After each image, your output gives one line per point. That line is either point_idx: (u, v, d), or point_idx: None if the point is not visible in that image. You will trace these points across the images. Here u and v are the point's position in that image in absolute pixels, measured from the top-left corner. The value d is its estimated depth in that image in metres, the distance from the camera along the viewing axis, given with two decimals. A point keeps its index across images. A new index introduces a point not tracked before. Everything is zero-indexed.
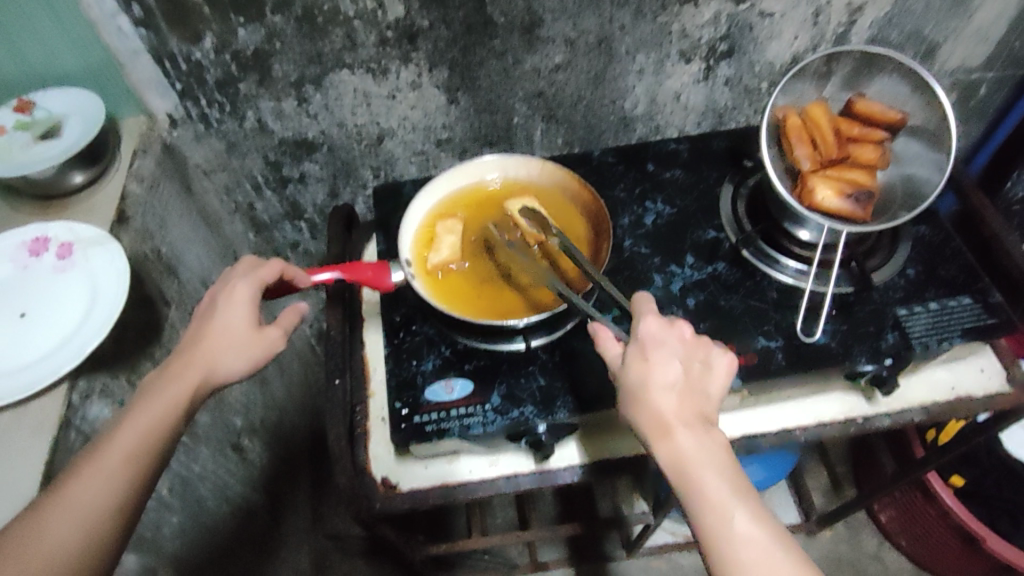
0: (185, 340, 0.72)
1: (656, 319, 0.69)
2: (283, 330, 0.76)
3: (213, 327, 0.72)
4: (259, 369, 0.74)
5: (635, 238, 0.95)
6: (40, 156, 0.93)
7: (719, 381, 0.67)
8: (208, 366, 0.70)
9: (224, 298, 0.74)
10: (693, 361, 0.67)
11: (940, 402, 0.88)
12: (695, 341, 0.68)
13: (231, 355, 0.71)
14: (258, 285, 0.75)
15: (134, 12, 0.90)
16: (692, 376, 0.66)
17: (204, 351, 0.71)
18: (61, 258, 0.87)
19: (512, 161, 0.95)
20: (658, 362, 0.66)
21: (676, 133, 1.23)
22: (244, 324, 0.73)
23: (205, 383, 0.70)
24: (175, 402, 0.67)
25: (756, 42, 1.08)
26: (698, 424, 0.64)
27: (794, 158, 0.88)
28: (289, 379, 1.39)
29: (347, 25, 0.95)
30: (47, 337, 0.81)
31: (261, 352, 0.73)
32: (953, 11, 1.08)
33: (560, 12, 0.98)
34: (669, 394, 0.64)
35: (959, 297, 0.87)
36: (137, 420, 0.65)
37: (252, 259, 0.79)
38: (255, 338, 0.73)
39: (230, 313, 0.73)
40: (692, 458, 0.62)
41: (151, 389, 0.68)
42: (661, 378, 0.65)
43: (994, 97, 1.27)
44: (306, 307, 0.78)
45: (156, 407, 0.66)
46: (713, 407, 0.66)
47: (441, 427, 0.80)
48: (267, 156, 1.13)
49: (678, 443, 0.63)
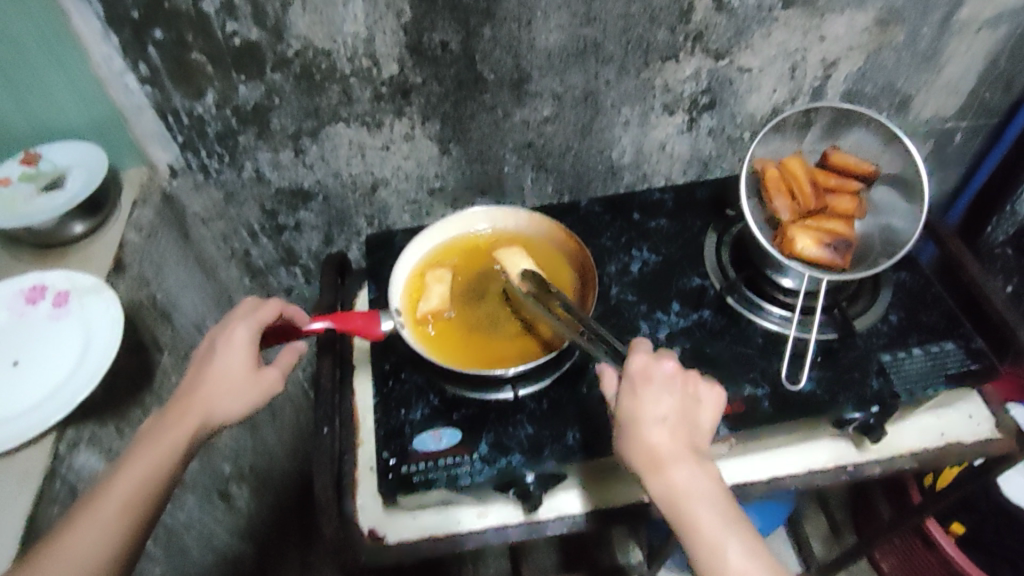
0: (186, 383, 0.75)
1: (646, 355, 0.71)
2: (280, 372, 0.78)
3: (214, 370, 0.75)
4: (257, 409, 0.76)
5: (622, 286, 0.98)
6: (43, 208, 0.96)
7: (709, 413, 0.70)
8: (206, 410, 0.73)
9: (223, 341, 0.76)
10: (683, 395, 0.69)
11: (929, 448, 0.89)
12: (684, 374, 0.70)
13: (230, 397, 0.74)
14: (256, 328, 0.78)
15: (140, 71, 0.94)
16: (683, 409, 0.68)
17: (204, 394, 0.73)
18: (57, 306, 0.89)
19: (501, 213, 0.99)
20: (650, 398, 0.68)
21: (663, 182, 1.26)
22: (243, 366, 0.75)
23: (205, 426, 0.72)
24: (175, 446, 0.70)
25: (737, 95, 1.12)
26: (690, 457, 0.66)
27: (773, 209, 0.91)
28: (281, 425, 1.39)
29: (343, 82, 0.99)
30: (38, 386, 0.82)
31: (259, 393, 0.76)
32: (923, 66, 1.13)
33: (547, 69, 1.02)
34: (661, 429, 0.66)
35: (942, 342, 0.89)
36: (137, 465, 0.68)
37: (252, 300, 0.82)
38: (254, 380, 0.75)
39: (229, 356, 0.75)
40: (685, 493, 0.64)
41: (152, 433, 0.71)
42: (653, 414, 0.67)
43: (969, 145, 1.31)
44: (303, 347, 0.81)
45: (155, 451, 0.69)
46: (703, 438, 0.69)
47: (428, 477, 0.81)
48: (264, 205, 1.16)
49: (671, 478, 0.65)
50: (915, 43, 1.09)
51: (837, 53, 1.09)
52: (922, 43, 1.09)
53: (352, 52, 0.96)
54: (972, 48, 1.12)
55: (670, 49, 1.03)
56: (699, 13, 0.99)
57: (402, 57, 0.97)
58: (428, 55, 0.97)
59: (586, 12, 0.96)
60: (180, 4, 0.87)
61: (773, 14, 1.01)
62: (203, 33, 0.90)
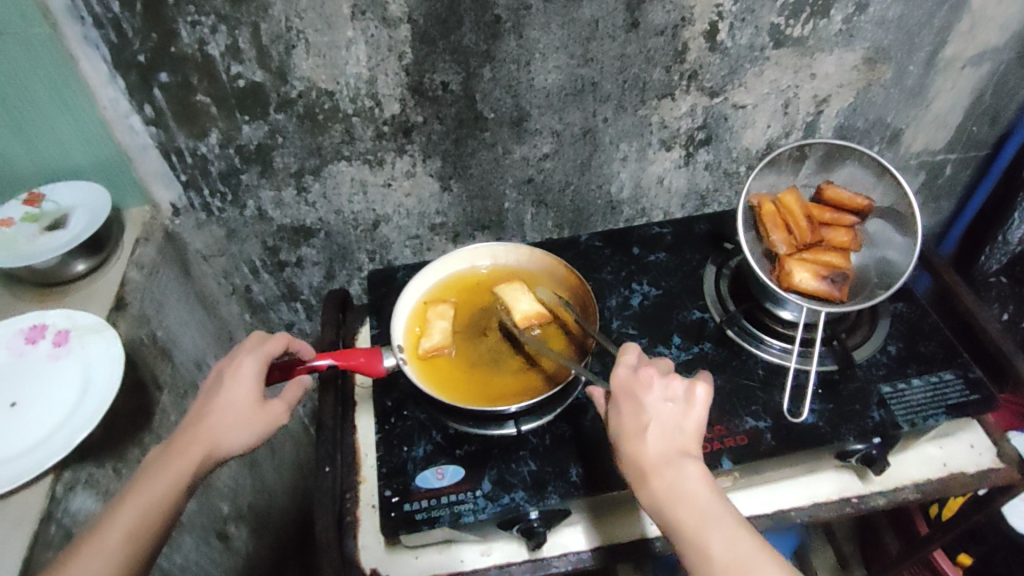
0: (192, 415, 0.75)
1: (624, 367, 0.70)
2: (286, 403, 0.78)
3: (220, 401, 0.74)
4: (262, 441, 0.75)
5: (623, 320, 0.99)
6: (45, 247, 0.96)
7: (695, 415, 0.68)
8: (212, 441, 0.72)
9: (230, 373, 0.76)
10: (663, 402, 0.67)
11: (933, 480, 0.89)
12: (663, 380, 0.69)
13: (234, 429, 0.73)
14: (263, 359, 0.78)
15: (145, 112, 0.96)
16: (664, 416, 0.67)
17: (210, 425, 0.73)
18: (57, 345, 0.89)
19: (502, 249, 1.00)
20: (629, 411, 0.67)
21: (661, 215, 1.28)
22: (248, 398, 0.75)
23: (208, 457, 0.72)
24: (176, 478, 0.69)
25: (732, 131, 1.15)
26: (675, 463, 0.65)
27: (770, 242, 0.92)
28: (280, 463, 1.37)
29: (346, 121, 1.01)
30: (37, 427, 0.82)
31: (264, 425, 0.75)
32: (911, 102, 1.16)
33: (546, 107, 1.04)
34: (641, 440, 0.66)
35: (941, 373, 0.90)
36: (140, 495, 0.68)
37: (260, 333, 0.82)
38: (258, 411, 0.75)
39: (235, 387, 0.75)
40: (670, 500, 0.63)
41: (155, 465, 0.70)
42: (632, 426, 0.66)
43: (959, 177, 1.34)
44: (308, 382, 0.81)
45: (157, 483, 0.69)
46: (692, 441, 0.67)
47: (431, 515, 0.81)
48: (265, 242, 1.17)
49: (656, 487, 0.64)
50: (903, 80, 1.12)
51: (828, 90, 1.12)
52: (911, 79, 1.12)
53: (354, 92, 0.97)
54: (958, 84, 1.15)
55: (666, 87, 1.05)
56: (693, 52, 1.02)
57: (403, 97, 0.99)
58: (430, 95, 0.99)
59: (583, 53, 0.99)
60: (186, 48, 0.89)
61: (765, 53, 1.04)
62: (208, 75, 0.92)
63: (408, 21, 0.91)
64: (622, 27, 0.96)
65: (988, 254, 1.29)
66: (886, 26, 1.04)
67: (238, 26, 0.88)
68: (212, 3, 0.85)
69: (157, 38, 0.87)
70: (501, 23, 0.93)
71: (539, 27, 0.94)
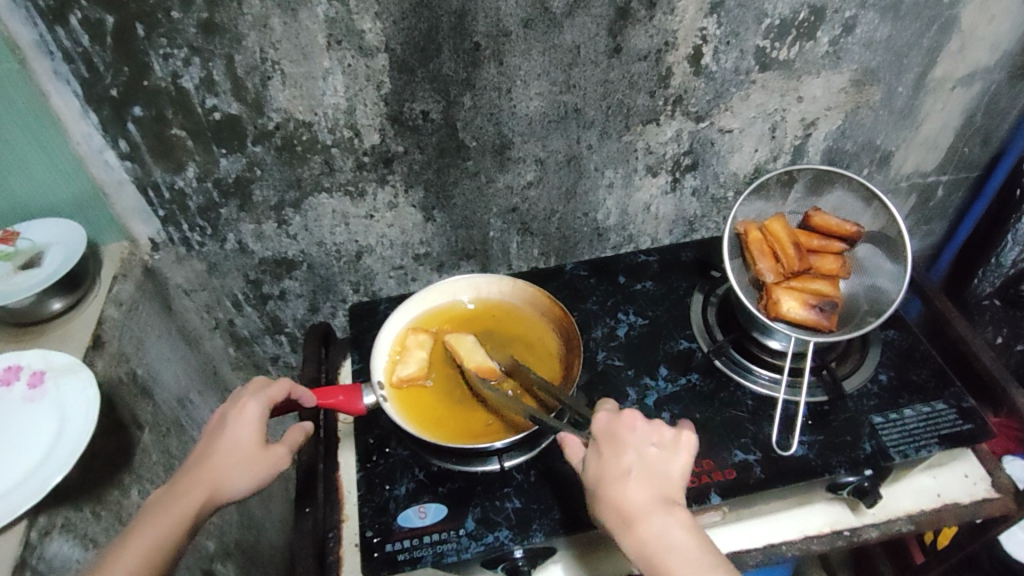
0: (194, 459, 0.71)
1: (604, 413, 0.68)
2: (289, 447, 0.75)
3: (223, 443, 0.71)
4: (264, 486, 0.72)
5: (609, 350, 0.96)
6: (19, 286, 0.95)
7: (680, 465, 0.65)
8: (215, 483, 0.69)
9: (234, 416, 0.73)
10: (646, 447, 0.65)
11: (927, 510, 0.86)
12: (645, 423, 0.66)
13: (239, 472, 0.70)
14: (268, 402, 0.75)
15: (120, 147, 0.94)
16: (646, 460, 0.64)
17: (213, 466, 0.70)
18: (31, 387, 0.86)
19: (484, 280, 0.98)
20: (609, 456, 0.65)
21: (650, 241, 1.26)
22: (252, 442, 0.72)
23: (210, 501, 0.68)
24: (176, 524, 0.65)
25: (719, 156, 1.13)
26: (661, 506, 0.62)
27: (758, 271, 0.90)
28: (267, 496, 1.33)
29: (325, 152, 0.99)
30: (10, 470, 0.78)
31: (267, 470, 0.72)
32: (901, 123, 1.14)
33: (529, 134, 1.03)
34: (623, 486, 0.63)
35: (934, 402, 0.87)
36: (142, 536, 0.64)
37: (263, 376, 0.79)
38: (262, 455, 0.72)
39: (239, 430, 0.72)
40: (657, 545, 0.60)
41: (156, 509, 0.67)
42: (614, 473, 0.64)
43: (950, 199, 1.32)
44: (311, 426, 0.78)
45: (159, 526, 0.65)
46: (677, 486, 0.64)
47: (413, 556, 0.78)
48: (247, 275, 1.15)
49: (643, 537, 0.61)
50: (892, 102, 1.11)
51: (815, 113, 1.10)
52: (900, 100, 1.11)
53: (333, 123, 0.96)
54: (948, 105, 1.13)
55: (651, 113, 1.04)
56: (677, 77, 1.00)
57: (383, 127, 0.98)
58: (409, 124, 0.98)
59: (565, 79, 0.97)
60: (159, 81, 0.87)
61: (751, 77, 1.03)
62: (183, 108, 0.91)
63: (385, 50, 0.89)
64: (603, 53, 0.95)
65: (982, 277, 1.26)
66: (873, 47, 1.02)
67: (212, 59, 0.86)
68: (185, 35, 0.84)
69: (129, 72, 0.86)
70: (481, 50, 0.92)
71: (519, 54, 0.93)
